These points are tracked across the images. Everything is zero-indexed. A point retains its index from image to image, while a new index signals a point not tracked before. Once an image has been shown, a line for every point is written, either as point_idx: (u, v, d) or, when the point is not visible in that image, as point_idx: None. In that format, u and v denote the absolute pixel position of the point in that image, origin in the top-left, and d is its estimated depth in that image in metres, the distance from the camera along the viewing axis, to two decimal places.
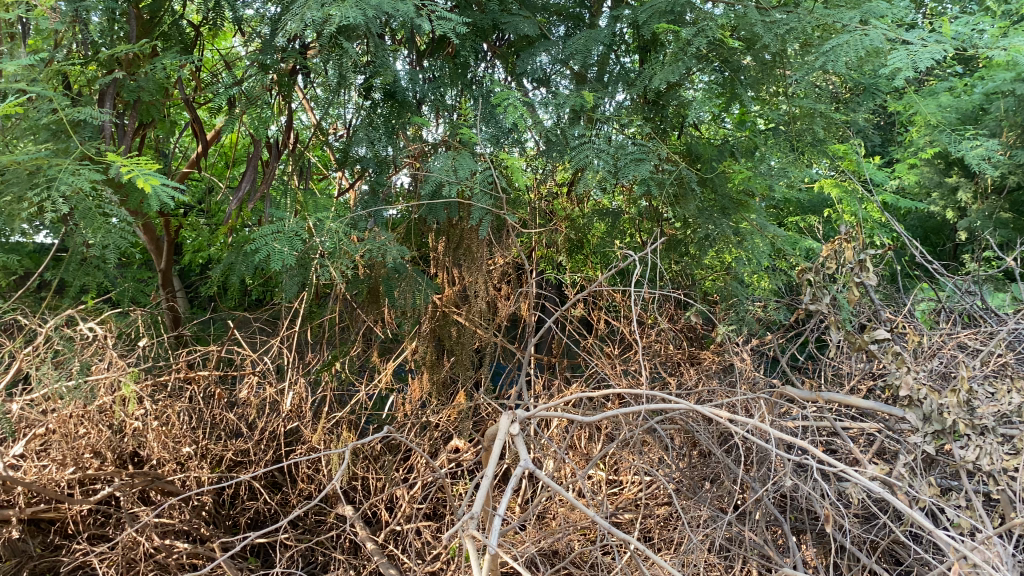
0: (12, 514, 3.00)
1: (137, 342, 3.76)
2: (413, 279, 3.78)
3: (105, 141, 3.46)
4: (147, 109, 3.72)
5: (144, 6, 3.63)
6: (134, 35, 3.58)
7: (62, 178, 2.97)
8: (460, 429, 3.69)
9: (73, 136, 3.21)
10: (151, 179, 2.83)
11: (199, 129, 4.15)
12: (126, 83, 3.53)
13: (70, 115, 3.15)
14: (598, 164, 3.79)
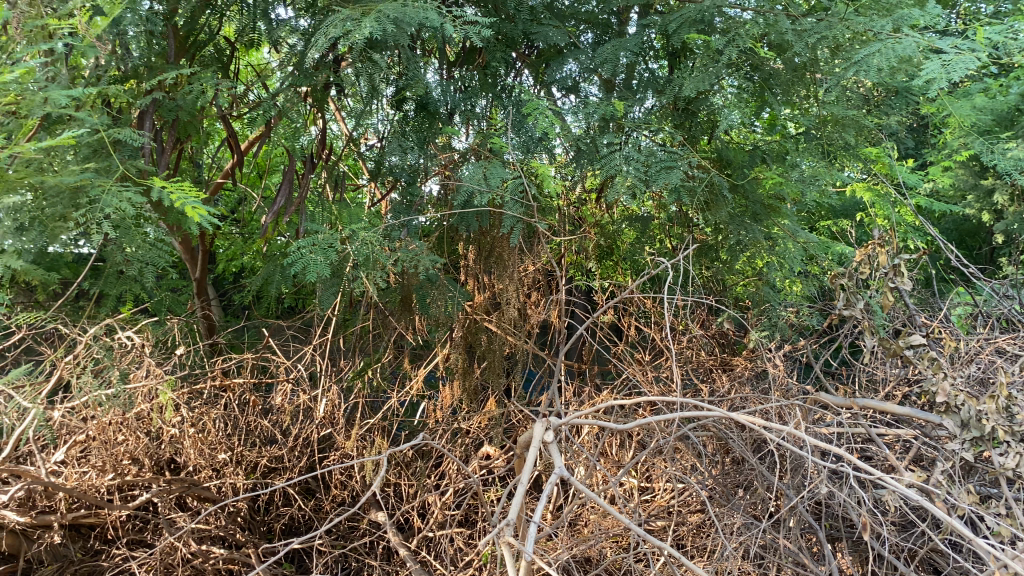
0: (54, 520, 3.06)
1: (174, 350, 3.81)
2: (446, 287, 3.82)
3: (145, 159, 3.54)
4: (186, 126, 3.80)
5: (181, 23, 3.70)
6: (171, 55, 3.71)
7: (107, 199, 3.05)
8: (492, 435, 3.72)
9: (114, 154, 3.28)
10: (197, 209, 2.94)
11: (235, 141, 4.22)
12: (165, 102, 3.60)
13: (112, 134, 3.22)
14: (629, 171, 3.79)
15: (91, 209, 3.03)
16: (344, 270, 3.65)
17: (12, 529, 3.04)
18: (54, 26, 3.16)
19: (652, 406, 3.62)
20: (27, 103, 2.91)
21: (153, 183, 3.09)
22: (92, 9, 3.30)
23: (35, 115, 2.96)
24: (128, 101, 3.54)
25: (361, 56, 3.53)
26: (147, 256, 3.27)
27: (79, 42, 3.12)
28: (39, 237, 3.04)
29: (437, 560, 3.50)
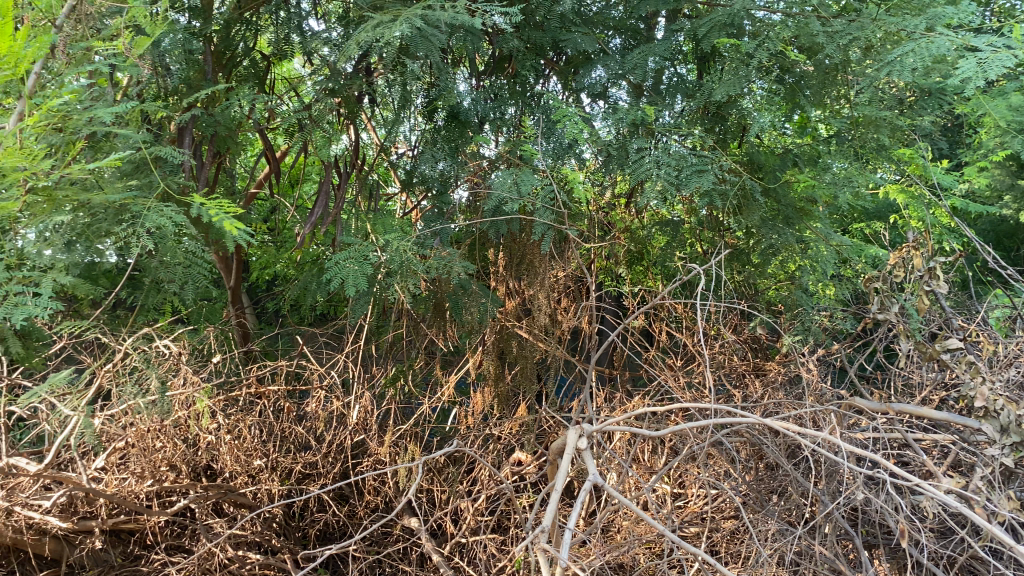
0: (95, 526, 3.13)
1: (210, 358, 3.87)
2: (478, 294, 3.84)
3: (184, 174, 3.61)
4: (224, 140, 3.87)
5: (220, 40, 3.79)
6: (210, 71, 3.80)
7: (148, 215, 3.15)
8: (524, 441, 3.72)
9: (155, 171, 3.36)
10: (232, 227, 2.96)
11: (271, 153, 4.29)
12: (202, 116, 3.67)
13: (154, 152, 3.30)
14: (660, 176, 3.76)
15: (133, 225, 3.14)
16: (376, 278, 3.68)
17: (54, 534, 3.14)
18: (95, 45, 3.23)
19: (684, 412, 3.61)
20: (71, 122, 2.99)
21: (192, 199, 3.13)
22: (132, 28, 3.38)
23: (79, 134, 3.04)
24: (167, 116, 3.62)
25: (393, 64, 3.58)
26: (188, 274, 3.39)
27: (121, 61, 3.20)
28: (84, 252, 3.12)
29: (470, 565, 3.51)
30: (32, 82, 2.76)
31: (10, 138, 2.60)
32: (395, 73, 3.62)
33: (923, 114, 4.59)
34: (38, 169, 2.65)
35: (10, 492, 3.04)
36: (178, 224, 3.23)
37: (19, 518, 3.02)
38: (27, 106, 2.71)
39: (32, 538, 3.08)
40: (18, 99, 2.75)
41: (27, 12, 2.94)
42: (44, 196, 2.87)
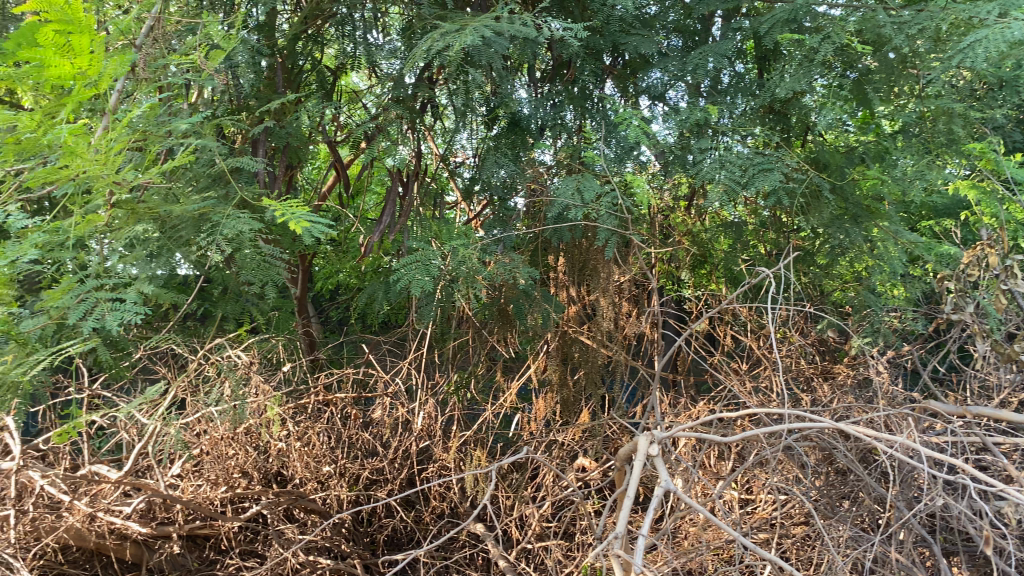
0: (172, 531, 3.23)
1: (281, 366, 3.95)
2: (541, 300, 3.85)
3: (258, 184, 3.71)
4: (296, 152, 3.95)
5: (290, 55, 3.90)
6: (279, 85, 3.89)
7: (227, 223, 3.19)
8: (588, 447, 3.72)
9: (232, 182, 3.45)
10: (301, 220, 3.01)
11: (341, 166, 4.42)
12: (274, 130, 3.77)
13: (231, 163, 3.40)
14: (726, 176, 3.71)
15: (213, 234, 3.17)
16: (441, 286, 3.72)
17: (135, 539, 3.25)
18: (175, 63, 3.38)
19: (751, 417, 3.57)
20: (151, 137, 3.13)
21: (267, 203, 3.20)
22: (208, 45, 3.49)
23: (159, 148, 3.17)
24: (241, 131, 3.72)
25: (458, 73, 3.62)
26: (268, 275, 3.32)
27: (197, 78, 3.32)
28: (166, 262, 3.24)
29: (537, 571, 3.51)
30: (115, 98, 2.92)
31: (96, 149, 2.72)
32: (457, 82, 3.68)
33: (997, 106, 4.45)
34: (120, 177, 2.77)
35: (93, 498, 3.17)
36: (254, 234, 3.32)
37: (101, 523, 3.12)
38: (111, 120, 2.88)
39: (113, 543, 3.19)
40: (103, 114, 2.91)
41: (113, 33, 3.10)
42: (128, 208, 3.00)
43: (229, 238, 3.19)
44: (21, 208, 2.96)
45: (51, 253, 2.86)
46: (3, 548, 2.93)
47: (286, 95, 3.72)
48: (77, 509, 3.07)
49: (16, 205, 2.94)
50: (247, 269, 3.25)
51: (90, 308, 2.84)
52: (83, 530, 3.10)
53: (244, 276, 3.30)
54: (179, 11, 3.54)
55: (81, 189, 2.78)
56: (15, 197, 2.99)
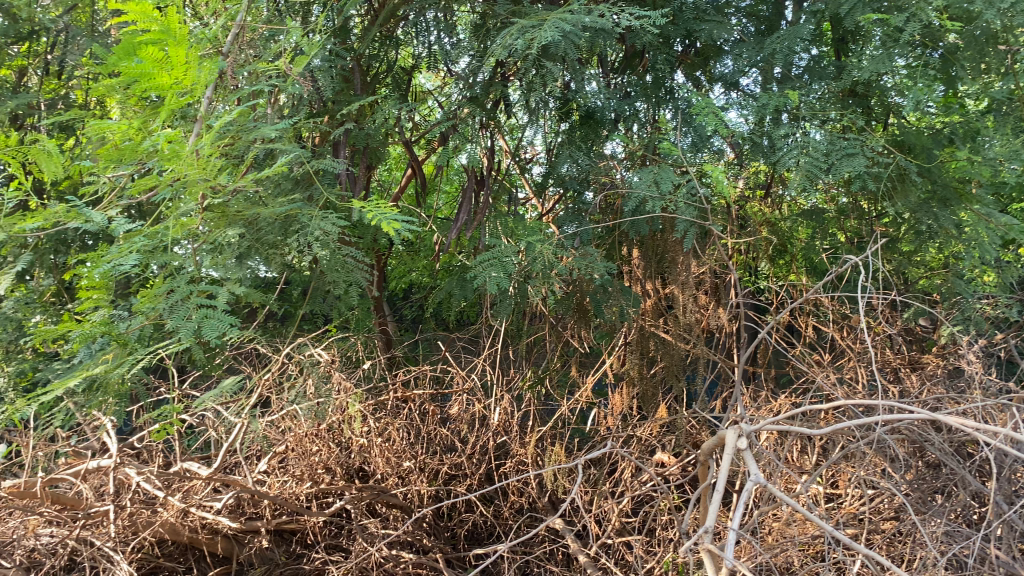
0: (261, 525, 3.30)
1: (361, 363, 4.03)
2: (620, 295, 3.83)
3: (340, 185, 3.79)
4: (375, 152, 4.02)
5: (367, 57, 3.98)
6: (359, 89, 3.98)
7: (313, 225, 3.30)
8: (667, 441, 3.68)
9: (317, 184, 3.57)
10: (389, 219, 3.08)
11: (418, 166, 4.38)
12: (355, 131, 3.84)
13: (314, 166, 3.49)
14: (807, 161, 3.59)
15: (301, 235, 3.30)
16: (517, 283, 3.73)
17: (225, 533, 3.32)
18: (260, 70, 3.47)
19: (836, 409, 3.48)
20: (239, 141, 3.22)
21: (353, 205, 3.27)
22: (293, 51, 3.60)
23: (246, 152, 3.26)
24: (324, 134, 3.81)
25: (533, 65, 3.59)
26: (352, 274, 3.49)
27: (283, 82, 3.42)
28: (256, 263, 3.33)
29: (619, 566, 3.48)
30: (206, 105, 3.04)
31: (193, 155, 2.82)
32: (533, 74, 3.61)
33: None
34: (218, 180, 2.86)
35: (186, 494, 3.27)
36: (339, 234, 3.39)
37: (194, 518, 3.24)
38: (203, 127, 2.99)
39: (205, 537, 3.28)
40: (197, 120, 3.02)
41: (201, 41, 3.20)
42: (219, 211, 3.10)
43: (317, 237, 3.31)
44: (122, 215, 3.11)
45: (150, 257, 2.99)
46: (105, 541, 3.09)
47: (364, 97, 3.78)
48: (171, 504, 3.18)
49: (117, 212, 3.08)
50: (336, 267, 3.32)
51: (189, 309, 2.91)
52: (177, 524, 3.19)
53: (329, 276, 3.46)
54: (260, 18, 3.62)
55: (181, 193, 2.89)
56: (115, 204, 3.13)
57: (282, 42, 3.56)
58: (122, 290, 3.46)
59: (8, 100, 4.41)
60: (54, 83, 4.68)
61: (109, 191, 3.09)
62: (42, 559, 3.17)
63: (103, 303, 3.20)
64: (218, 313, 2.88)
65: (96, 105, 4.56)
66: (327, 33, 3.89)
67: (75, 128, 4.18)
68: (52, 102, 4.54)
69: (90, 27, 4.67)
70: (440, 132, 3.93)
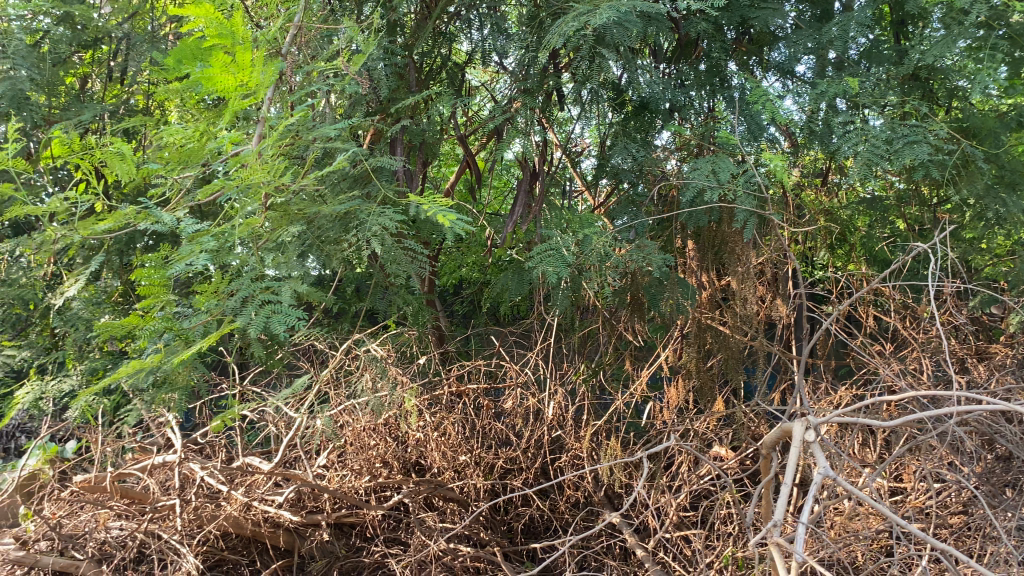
0: (321, 518, 3.35)
1: (417, 358, 4.06)
2: (677, 287, 3.75)
3: (397, 181, 3.82)
4: (431, 148, 4.05)
5: (422, 54, 4.01)
6: (414, 85, 4.00)
7: (370, 220, 3.34)
8: (725, 435, 3.62)
9: (374, 181, 3.60)
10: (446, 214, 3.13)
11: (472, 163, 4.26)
12: (409, 127, 3.87)
13: (373, 163, 3.54)
14: (867, 150, 3.50)
15: (359, 231, 3.34)
16: (572, 275, 3.72)
17: (287, 526, 3.38)
18: (317, 70, 3.51)
19: (901, 401, 3.40)
20: (299, 140, 3.27)
21: (409, 200, 3.30)
22: (349, 49, 3.63)
23: (305, 151, 3.31)
24: (380, 132, 3.86)
25: (589, 53, 3.56)
26: (410, 266, 3.51)
27: (340, 82, 3.46)
28: (317, 259, 3.43)
29: (678, 560, 3.44)
30: (268, 106, 3.10)
31: (257, 154, 2.88)
32: (589, 63, 3.58)
33: None
34: (282, 180, 2.93)
35: (248, 488, 3.38)
36: (395, 230, 3.44)
37: (257, 512, 3.30)
38: (265, 127, 3.04)
39: (268, 531, 3.34)
40: (259, 121, 3.09)
41: (262, 43, 3.26)
42: (282, 210, 3.17)
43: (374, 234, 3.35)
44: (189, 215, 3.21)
45: (216, 254, 3.05)
46: (172, 534, 3.17)
47: (418, 94, 3.80)
48: (234, 498, 3.25)
49: (183, 212, 3.16)
50: (392, 261, 3.42)
51: (255, 305, 2.96)
52: (240, 518, 3.26)
53: (385, 270, 3.46)
54: (316, 18, 3.67)
55: (247, 193, 2.96)
56: (181, 205, 3.21)
57: (338, 41, 3.61)
58: (185, 288, 3.54)
59: (75, 107, 4.53)
60: (117, 89, 4.77)
61: (176, 192, 3.18)
62: (112, 551, 3.27)
63: (166, 300, 3.27)
64: (284, 308, 2.93)
65: (158, 111, 4.66)
66: (382, 31, 3.93)
67: (140, 132, 4.29)
68: (115, 108, 4.64)
69: (150, 34, 4.79)
70: (493, 127, 3.94)
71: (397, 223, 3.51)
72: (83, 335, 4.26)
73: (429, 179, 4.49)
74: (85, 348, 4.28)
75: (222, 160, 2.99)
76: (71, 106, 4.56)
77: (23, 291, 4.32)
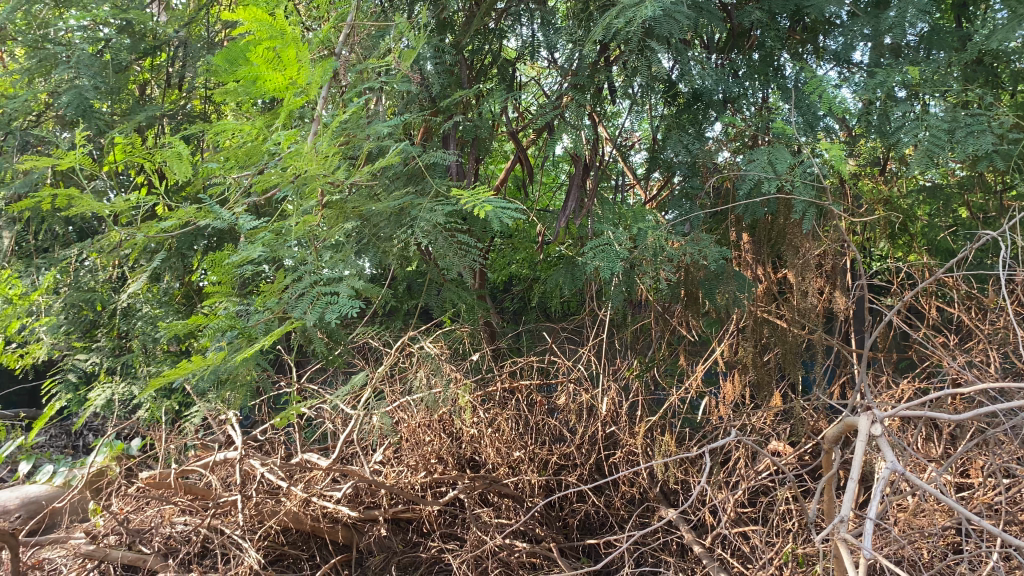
0: (378, 514, 3.38)
1: (471, 354, 4.08)
2: (734, 280, 3.71)
3: (451, 178, 3.84)
4: (483, 145, 4.06)
5: (473, 50, 4.02)
6: (465, 82, 4.01)
7: (424, 217, 3.37)
8: (784, 429, 3.56)
9: (428, 178, 3.64)
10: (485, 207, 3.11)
11: (523, 161, 4.24)
12: (461, 123, 3.89)
13: (427, 161, 3.58)
14: (928, 139, 3.40)
15: (414, 228, 3.38)
16: (625, 269, 3.69)
17: (344, 522, 3.42)
18: (370, 69, 3.56)
19: (968, 394, 3.31)
20: (354, 139, 3.32)
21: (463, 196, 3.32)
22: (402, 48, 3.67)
23: (360, 150, 3.36)
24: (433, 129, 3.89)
25: (638, 44, 3.54)
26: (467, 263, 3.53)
27: (393, 80, 3.50)
28: (372, 257, 3.48)
29: (736, 556, 3.39)
30: (322, 105, 3.17)
31: (314, 151, 2.94)
32: (640, 55, 3.55)
33: None
34: (337, 175, 2.98)
35: (307, 484, 3.42)
36: (450, 227, 3.46)
37: (316, 507, 3.35)
38: (320, 128, 3.09)
39: (327, 526, 3.39)
40: (315, 121, 3.14)
41: (317, 44, 3.32)
42: (337, 208, 3.22)
43: (428, 232, 3.39)
44: (247, 213, 3.30)
45: (274, 252, 3.10)
46: (234, 529, 3.24)
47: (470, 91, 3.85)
48: (294, 494, 3.31)
49: (241, 211, 3.23)
50: (445, 259, 3.44)
51: (312, 300, 3.00)
52: (300, 513, 3.32)
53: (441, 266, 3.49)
54: (368, 17, 3.72)
55: (303, 189, 3.02)
56: (240, 204, 3.28)
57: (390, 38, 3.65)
58: (245, 286, 3.60)
59: (135, 113, 4.65)
60: (175, 95, 4.91)
61: (233, 191, 3.27)
62: (178, 546, 3.35)
63: (229, 299, 3.34)
64: (342, 299, 2.97)
65: (216, 115, 4.77)
66: (434, 29, 3.96)
67: (199, 136, 4.40)
68: (174, 113, 4.76)
69: (206, 39, 4.90)
70: (544, 122, 3.93)
71: (451, 219, 3.53)
72: (150, 334, 4.37)
73: (480, 175, 4.51)
74: (151, 347, 4.39)
75: (278, 158, 3.06)
76: (134, 112, 4.69)
77: (90, 294, 4.46)
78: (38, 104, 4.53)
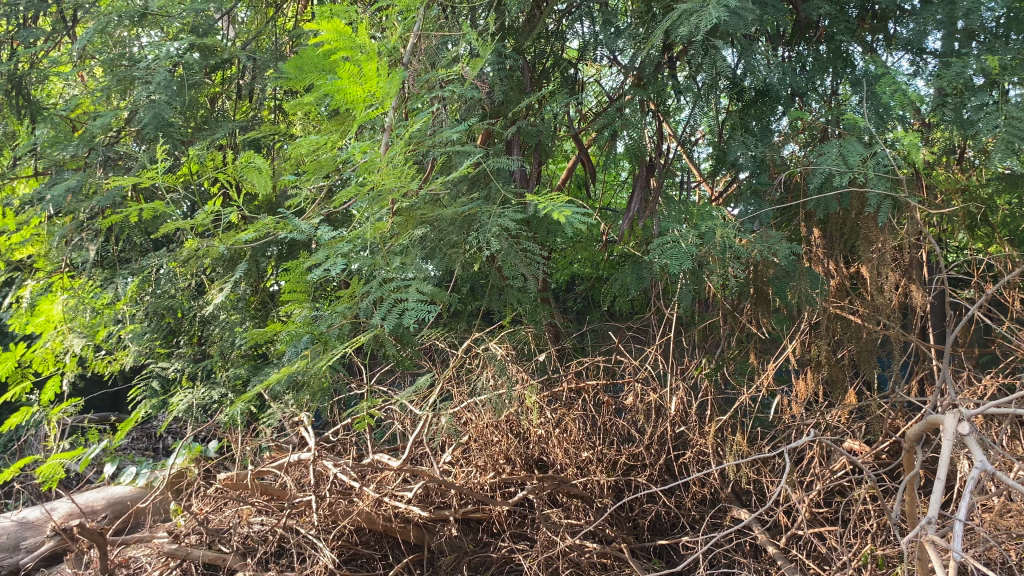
0: (449, 514, 3.41)
1: (537, 355, 4.08)
2: (805, 277, 3.64)
3: (516, 182, 3.86)
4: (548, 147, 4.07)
5: (535, 54, 4.05)
6: (528, 85, 4.02)
7: (490, 221, 3.39)
8: (860, 428, 3.47)
9: (493, 183, 3.67)
10: (564, 207, 3.13)
11: (587, 161, 4.21)
12: (525, 127, 3.91)
13: (492, 164, 3.60)
14: (1008, 129, 3.26)
15: (480, 232, 3.41)
16: (692, 268, 3.66)
17: (415, 522, 3.46)
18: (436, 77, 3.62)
19: None
20: (421, 146, 3.36)
21: (529, 199, 3.32)
22: (467, 54, 3.71)
23: (426, 156, 3.40)
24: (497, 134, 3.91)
25: (703, 44, 3.51)
26: (533, 266, 3.53)
27: (458, 87, 3.55)
28: (439, 262, 3.51)
29: (813, 558, 3.32)
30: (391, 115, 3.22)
31: (385, 162, 3.00)
32: (706, 54, 3.52)
33: None
34: (407, 184, 3.03)
35: (379, 484, 3.47)
36: (514, 230, 3.46)
37: (387, 507, 3.40)
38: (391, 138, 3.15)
39: (398, 526, 3.44)
40: (385, 130, 3.20)
41: (383, 53, 3.36)
42: (406, 215, 3.26)
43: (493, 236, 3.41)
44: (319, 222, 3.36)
45: (345, 259, 3.16)
46: (309, 529, 3.33)
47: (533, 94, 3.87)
48: (366, 495, 3.36)
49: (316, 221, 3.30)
50: (509, 263, 3.44)
51: (384, 305, 3.07)
52: (372, 513, 3.38)
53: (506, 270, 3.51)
54: (433, 26, 3.77)
55: (374, 199, 3.09)
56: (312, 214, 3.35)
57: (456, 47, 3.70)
58: (316, 291, 3.67)
59: (210, 126, 4.81)
60: (246, 107, 5.04)
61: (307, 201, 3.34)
62: (255, 545, 3.44)
63: (304, 305, 3.41)
64: (412, 303, 3.01)
65: (285, 124, 4.89)
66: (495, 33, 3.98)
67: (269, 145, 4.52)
68: (245, 124, 4.87)
69: (274, 50, 5.02)
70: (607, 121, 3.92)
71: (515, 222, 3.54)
72: (227, 339, 4.49)
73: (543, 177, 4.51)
74: (228, 352, 4.52)
75: (349, 167, 3.13)
76: (207, 125, 4.82)
77: (171, 302, 4.61)
78: (118, 121, 4.69)
